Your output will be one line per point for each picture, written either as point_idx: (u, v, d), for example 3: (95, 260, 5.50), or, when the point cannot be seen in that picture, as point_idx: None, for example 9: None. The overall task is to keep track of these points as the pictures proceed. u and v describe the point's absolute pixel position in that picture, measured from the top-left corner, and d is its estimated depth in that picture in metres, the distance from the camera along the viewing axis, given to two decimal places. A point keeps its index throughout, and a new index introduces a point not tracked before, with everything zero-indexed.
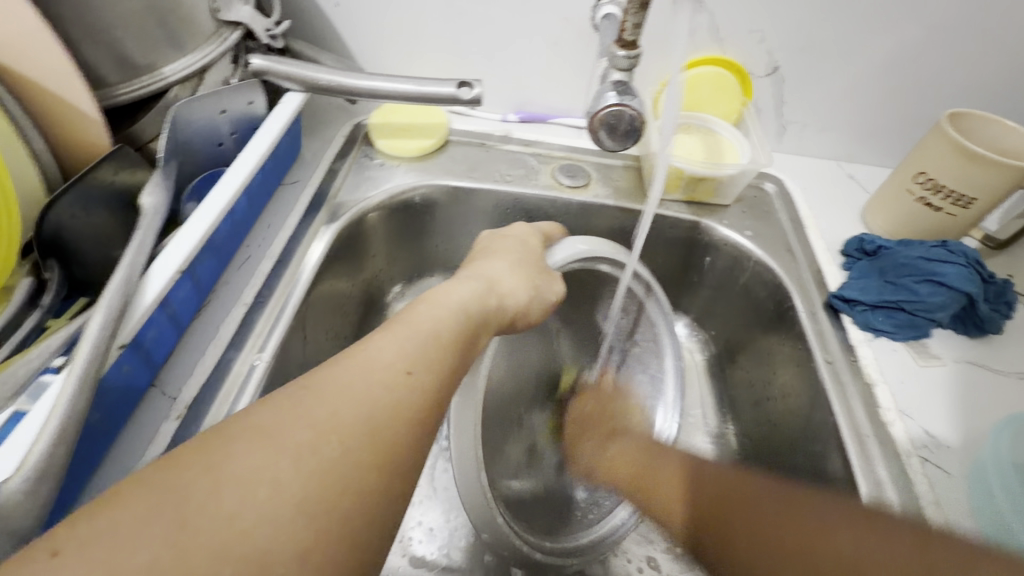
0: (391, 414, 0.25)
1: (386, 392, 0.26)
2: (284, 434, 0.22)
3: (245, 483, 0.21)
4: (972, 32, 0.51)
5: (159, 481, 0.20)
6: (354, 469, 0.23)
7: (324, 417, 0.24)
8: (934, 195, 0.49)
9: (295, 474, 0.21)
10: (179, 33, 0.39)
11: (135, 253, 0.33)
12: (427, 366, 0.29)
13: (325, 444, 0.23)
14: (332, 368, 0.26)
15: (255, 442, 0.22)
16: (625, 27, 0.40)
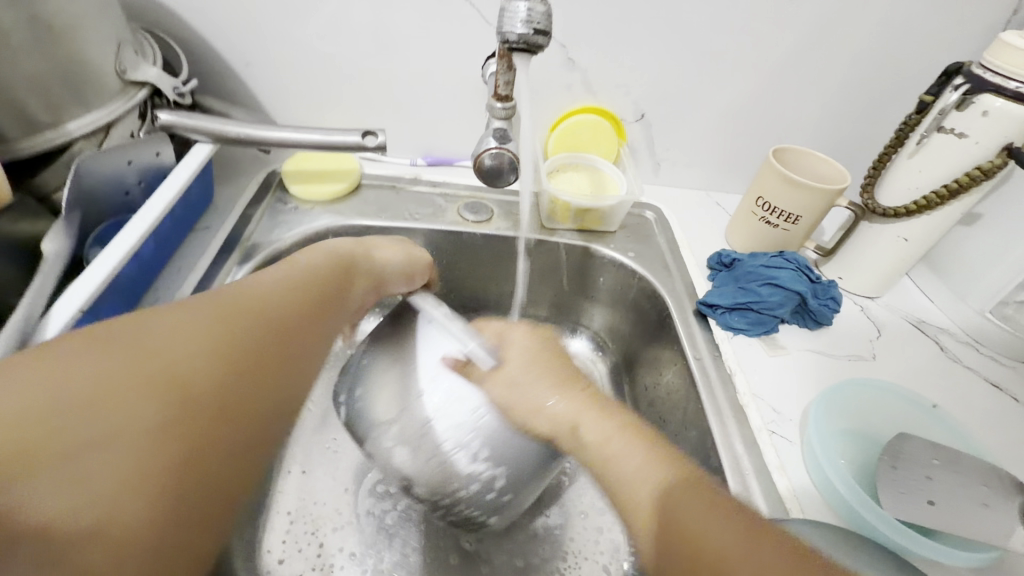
0: (278, 325, 0.36)
1: (315, 298, 0.38)
2: (150, 324, 0.31)
3: (138, 350, 0.30)
4: (788, 85, 0.63)
5: (92, 338, 0.29)
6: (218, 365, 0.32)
7: (226, 313, 0.34)
8: (771, 215, 0.60)
9: (157, 345, 0.30)
10: (84, 92, 0.42)
11: (36, 296, 0.35)
12: (319, 299, 0.38)
13: (211, 337, 0.32)
14: (251, 286, 0.36)
15: (144, 327, 0.31)
16: (499, 84, 0.47)
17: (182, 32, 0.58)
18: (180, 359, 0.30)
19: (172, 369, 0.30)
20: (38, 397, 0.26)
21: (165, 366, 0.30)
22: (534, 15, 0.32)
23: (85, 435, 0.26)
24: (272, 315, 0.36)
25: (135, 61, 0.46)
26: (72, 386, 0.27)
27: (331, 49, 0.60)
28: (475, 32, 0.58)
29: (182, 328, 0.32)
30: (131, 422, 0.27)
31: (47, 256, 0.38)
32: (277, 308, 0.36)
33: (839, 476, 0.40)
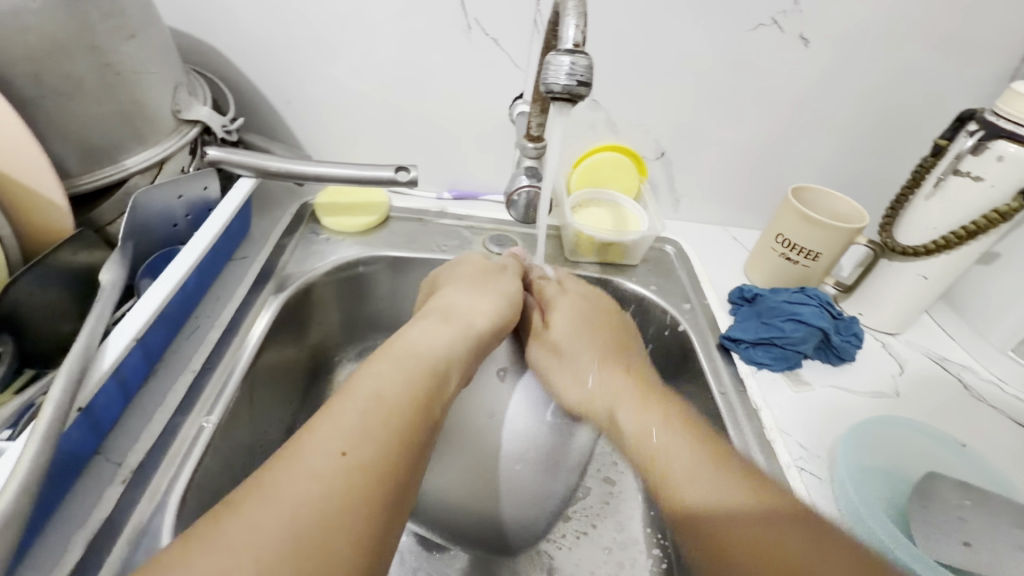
0: (412, 406, 0.32)
1: (432, 373, 0.35)
2: (309, 454, 0.27)
3: (308, 485, 0.26)
4: (805, 127, 0.65)
5: (260, 494, 0.25)
6: (391, 460, 0.29)
7: (373, 414, 0.30)
8: (791, 252, 0.61)
9: (330, 477, 0.26)
10: (143, 131, 0.45)
11: (95, 324, 0.36)
12: (435, 368, 0.35)
13: (380, 444, 0.29)
14: (365, 380, 0.32)
15: (306, 463, 0.27)
16: (531, 125, 0.49)
17: (228, 72, 0.61)
18: (392, 427, 0.30)
19: (395, 432, 0.30)
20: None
21: (390, 434, 0.29)
22: (578, 68, 0.34)
23: (368, 496, 0.26)
24: (437, 368, 0.36)
25: (189, 101, 0.48)
26: (330, 473, 0.26)
27: (367, 88, 0.63)
28: (505, 75, 0.61)
29: (382, 394, 0.32)
30: (362, 499, 0.26)
31: (104, 286, 0.40)
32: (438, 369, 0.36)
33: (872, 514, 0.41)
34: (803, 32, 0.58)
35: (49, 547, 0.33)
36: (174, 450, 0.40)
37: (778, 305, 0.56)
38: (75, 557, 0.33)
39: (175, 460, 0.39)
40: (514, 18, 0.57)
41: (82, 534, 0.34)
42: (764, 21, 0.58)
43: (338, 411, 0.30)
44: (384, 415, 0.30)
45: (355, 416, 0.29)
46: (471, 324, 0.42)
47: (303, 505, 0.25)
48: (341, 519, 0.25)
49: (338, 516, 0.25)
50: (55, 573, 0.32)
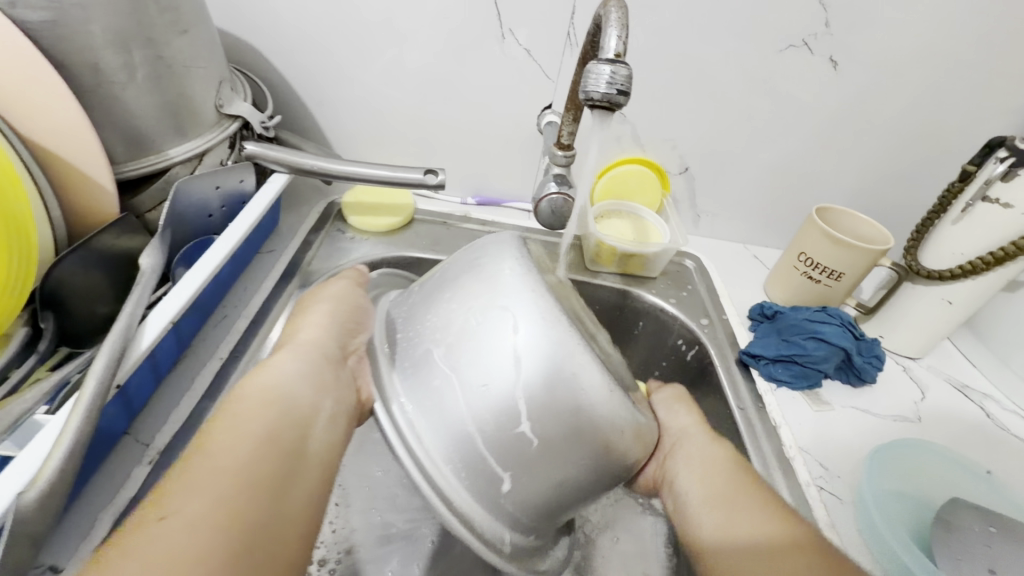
0: (287, 431, 0.33)
1: (310, 398, 0.36)
2: (187, 502, 0.28)
3: (180, 533, 0.27)
4: (830, 149, 0.66)
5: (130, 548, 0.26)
6: (257, 489, 0.30)
7: (247, 449, 0.31)
8: (813, 270, 0.61)
9: (200, 519, 0.28)
10: (187, 123, 0.46)
11: (136, 305, 0.37)
12: (318, 393, 0.37)
13: (248, 478, 0.30)
14: (238, 409, 0.33)
15: (181, 515, 0.27)
16: (562, 134, 0.50)
17: (267, 71, 0.63)
18: (251, 459, 0.31)
19: (238, 472, 0.30)
20: None
21: (231, 476, 0.30)
22: (618, 77, 0.34)
23: (237, 526, 0.28)
24: (284, 400, 0.35)
25: (231, 97, 0.50)
26: (188, 520, 0.27)
27: (399, 92, 0.64)
28: (536, 85, 0.62)
29: (225, 440, 0.31)
30: (226, 542, 0.27)
31: (143, 270, 0.41)
32: (290, 398, 0.35)
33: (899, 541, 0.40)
34: (833, 54, 0.59)
35: (79, 521, 0.34)
36: None
37: (799, 323, 0.56)
38: (104, 532, 0.34)
39: None
40: (549, 30, 0.58)
41: (110, 511, 0.35)
42: (796, 43, 0.58)
43: (211, 453, 0.31)
44: (229, 463, 0.30)
45: (193, 478, 0.29)
46: (323, 343, 0.40)
47: (177, 544, 0.26)
48: (212, 545, 0.27)
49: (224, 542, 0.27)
50: (85, 546, 0.33)
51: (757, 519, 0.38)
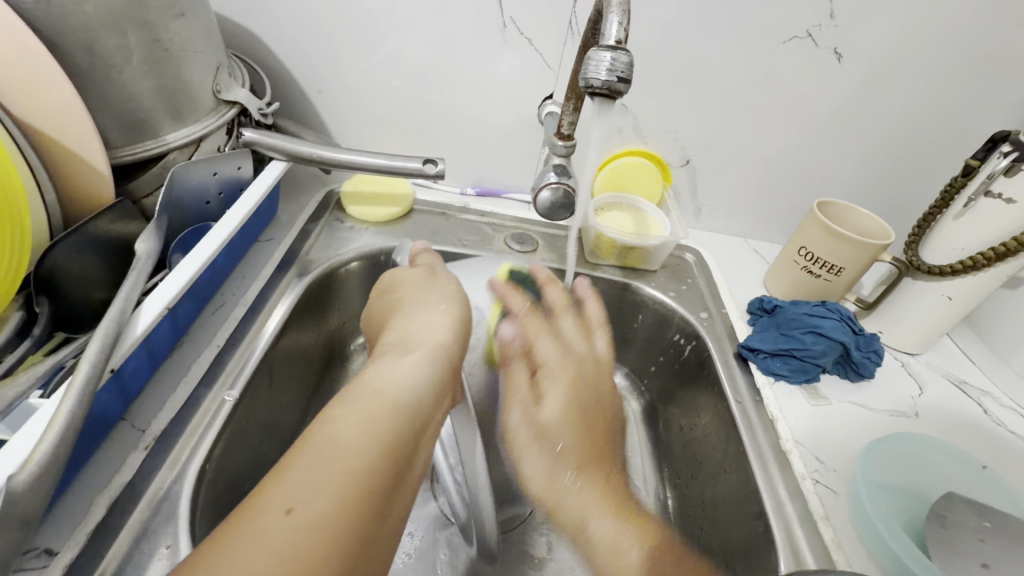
0: (391, 441, 0.29)
1: (408, 402, 0.32)
2: (273, 523, 0.23)
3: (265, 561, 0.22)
4: (832, 143, 0.65)
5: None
6: (353, 508, 0.25)
7: (344, 457, 0.27)
8: (813, 265, 0.61)
9: (289, 545, 0.23)
10: (185, 108, 0.46)
11: (130, 290, 0.37)
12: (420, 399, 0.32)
13: (346, 495, 0.26)
14: (335, 412, 0.29)
15: (266, 537, 0.23)
16: (562, 124, 0.50)
17: (266, 58, 0.62)
18: (359, 464, 0.27)
19: (359, 474, 0.27)
20: None
21: (347, 466, 0.27)
22: (618, 64, 0.34)
23: (354, 521, 0.25)
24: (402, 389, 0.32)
25: (229, 82, 0.49)
26: (319, 510, 0.24)
27: (399, 81, 0.63)
28: (537, 74, 0.61)
29: (351, 429, 0.28)
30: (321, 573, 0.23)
31: (140, 255, 0.40)
32: (411, 393, 0.32)
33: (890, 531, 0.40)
34: (837, 46, 0.58)
35: (74, 505, 0.34)
36: (196, 421, 0.40)
37: (798, 317, 0.56)
38: (99, 517, 0.34)
39: (196, 432, 0.40)
40: (550, 19, 0.57)
41: (106, 495, 0.35)
42: (800, 34, 0.58)
43: (306, 463, 0.26)
44: (339, 458, 0.27)
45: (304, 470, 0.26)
46: (447, 346, 0.38)
47: (297, 528, 0.23)
48: (331, 532, 0.24)
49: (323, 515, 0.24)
50: (79, 530, 0.33)
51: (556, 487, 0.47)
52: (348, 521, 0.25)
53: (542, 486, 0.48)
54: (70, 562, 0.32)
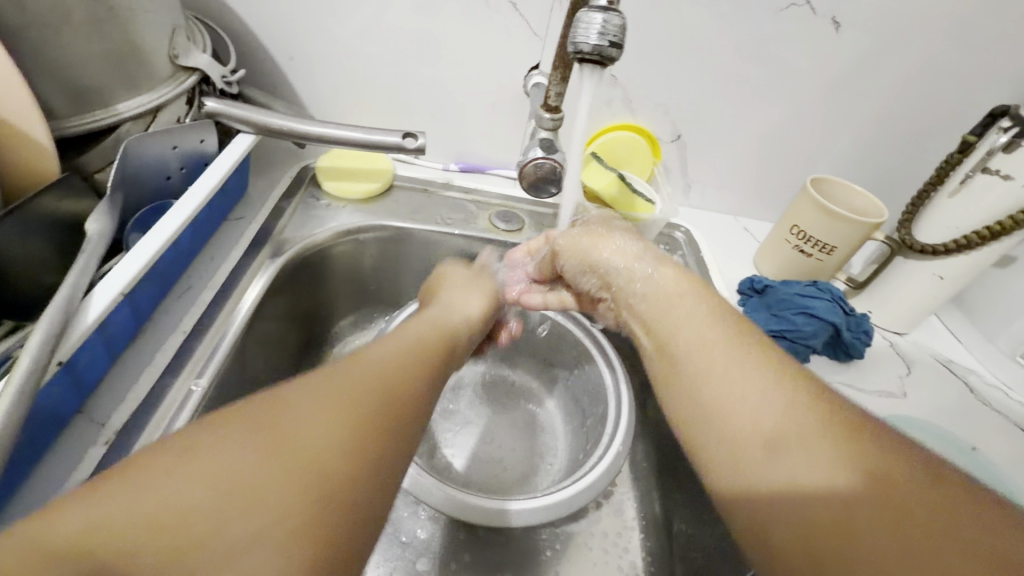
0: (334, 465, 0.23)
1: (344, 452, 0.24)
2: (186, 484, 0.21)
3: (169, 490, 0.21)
4: (826, 117, 0.63)
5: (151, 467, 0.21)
6: (286, 514, 0.21)
7: (258, 459, 0.22)
8: (806, 244, 0.59)
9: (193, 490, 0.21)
10: (137, 75, 0.42)
11: (80, 274, 0.34)
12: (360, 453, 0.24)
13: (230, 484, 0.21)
14: (278, 396, 0.25)
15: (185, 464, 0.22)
16: (550, 95, 0.46)
17: (230, 21, 0.58)
18: (218, 488, 0.21)
19: (258, 486, 0.21)
20: (109, 518, 0.20)
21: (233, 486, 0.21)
22: (610, 27, 0.32)
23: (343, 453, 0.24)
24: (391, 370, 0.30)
25: (187, 47, 0.45)
26: (256, 457, 0.22)
27: (375, 48, 0.59)
28: (521, 43, 0.58)
29: (307, 408, 0.25)
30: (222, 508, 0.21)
31: (90, 235, 0.37)
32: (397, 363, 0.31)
33: None
34: (836, 14, 0.56)
35: (27, 507, 0.32)
36: (161, 414, 0.38)
37: (789, 298, 0.54)
38: None
39: (162, 424, 0.37)
40: None
41: (62, 496, 0.32)
42: (797, 2, 0.55)
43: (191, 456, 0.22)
44: (315, 429, 0.24)
45: (214, 450, 0.22)
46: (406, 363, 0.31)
47: (220, 472, 0.22)
48: (201, 506, 0.21)
49: (228, 523, 0.20)
50: None
51: (747, 376, 0.29)
52: (269, 504, 0.21)
53: (683, 352, 0.33)
54: None
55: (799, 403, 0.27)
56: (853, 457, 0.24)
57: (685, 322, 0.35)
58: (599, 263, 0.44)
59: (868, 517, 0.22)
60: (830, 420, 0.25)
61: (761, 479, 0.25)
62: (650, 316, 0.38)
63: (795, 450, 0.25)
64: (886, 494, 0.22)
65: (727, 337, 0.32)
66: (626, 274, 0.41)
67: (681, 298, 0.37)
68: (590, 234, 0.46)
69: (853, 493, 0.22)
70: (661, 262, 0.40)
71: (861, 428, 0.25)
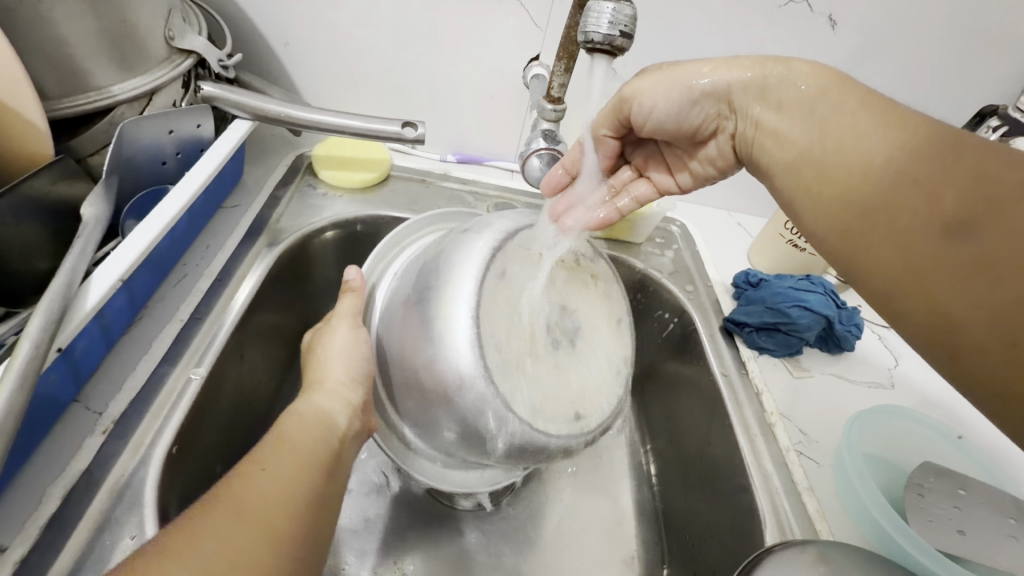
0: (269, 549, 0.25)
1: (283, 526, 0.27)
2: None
3: None
4: None
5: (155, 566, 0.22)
6: None
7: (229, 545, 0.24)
8: (801, 239, 0.60)
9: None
10: (131, 56, 0.41)
11: (76, 261, 0.34)
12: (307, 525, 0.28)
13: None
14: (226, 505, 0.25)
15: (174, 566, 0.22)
16: (553, 85, 0.46)
17: (224, 4, 0.56)
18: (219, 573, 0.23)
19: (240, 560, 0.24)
20: None
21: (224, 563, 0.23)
22: (621, 16, 0.32)
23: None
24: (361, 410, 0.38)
25: (183, 29, 0.44)
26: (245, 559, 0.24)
27: (373, 35, 0.59)
28: (523, 34, 0.58)
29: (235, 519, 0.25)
30: None
31: (86, 221, 0.37)
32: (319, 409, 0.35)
33: (881, 512, 0.40)
34: (833, 12, 0.56)
35: (23, 496, 0.31)
36: (160, 403, 0.37)
37: (784, 291, 0.55)
38: (51, 510, 0.31)
39: (161, 413, 0.36)
40: None
41: (60, 485, 0.32)
42: None
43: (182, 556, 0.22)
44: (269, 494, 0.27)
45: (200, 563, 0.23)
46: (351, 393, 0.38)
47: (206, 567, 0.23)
48: None
49: None
50: (30, 525, 0.30)
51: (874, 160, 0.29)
52: None
53: (797, 146, 0.34)
54: (21, 558, 0.29)
55: (919, 165, 0.27)
56: (980, 195, 0.24)
57: (801, 114, 0.34)
58: (706, 89, 0.38)
59: (989, 246, 0.24)
60: (956, 170, 0.26)
61: (891, 246, 0.28)
62: (792, 130, 0.34)
63: (914, 193, 0.27)
64: (989, 221, 0.24)
65: (885, 123, 0.29)
66: (753, 76, 0.36)
67: (805, 88, 0.34)
68: (692, 60, 0.39)
69: (980, 227, 0.24)
70: (793, 61, 0.35)
71: (986, 168, 0.25)
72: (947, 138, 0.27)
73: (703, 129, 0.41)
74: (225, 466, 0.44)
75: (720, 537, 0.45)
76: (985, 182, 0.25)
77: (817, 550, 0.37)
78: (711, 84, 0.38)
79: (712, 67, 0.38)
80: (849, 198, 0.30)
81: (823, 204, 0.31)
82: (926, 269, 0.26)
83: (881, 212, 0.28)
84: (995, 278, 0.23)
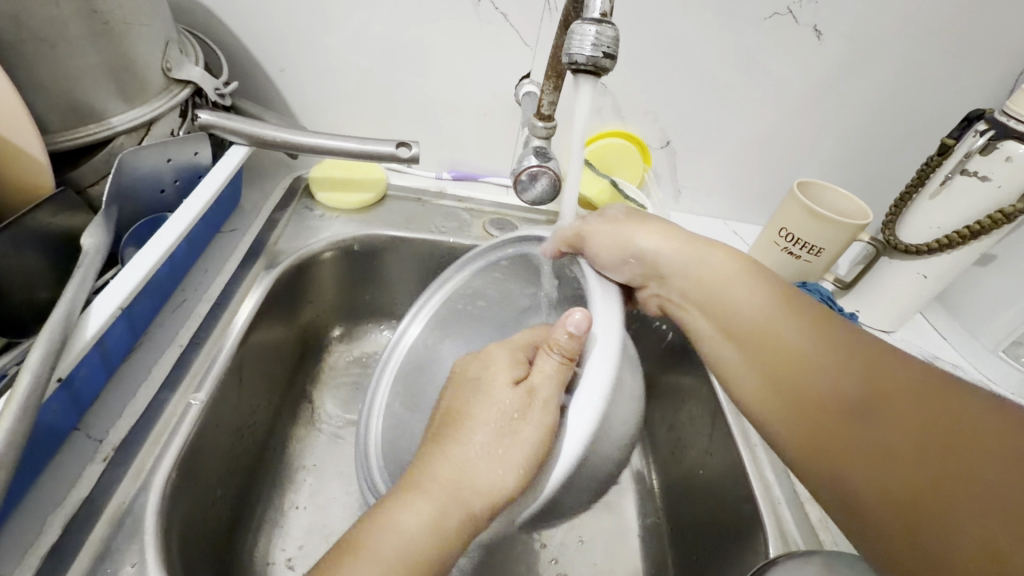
0: None
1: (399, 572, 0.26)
2: None
3: None
4: (814, 121, 0.64)
5: None
6: None
7: None
8: (793, 246, 0.58)
9: None
10: (131, 88, 0.42)
11: (77, 290, 0.34)
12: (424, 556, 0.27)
13: None
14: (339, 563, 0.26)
15: None
16: (543, 104, 0.47)
17: (221, 33, 0.58)
18: None
19: None
20: None
21: None
22: (604, 38, 0.33)
23: None
24: (484, 470, 0.29)
25: (180, 60, 0.45)
26: None
27: (365, 59, 0.60)
28: (513, 53, 0.59)
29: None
30: None
31: (86, 250, 0.37)
32: (482, 467, 0.29)
33: None
34: (818, 23, 0.57)
35: (25, 526, 0.31)
36: (160, 428, 0.37)
37: None
38: (52, 539, 0.31)
39: (161, 439, 0.37)
40: None
41: (62, 513, 0.32)
42: (780, 11, 0.56)
43: None
44: None
45: None
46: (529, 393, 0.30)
47: None
48: None
49: None
50: (31, 554, 0.30)
51: (847, 363, 0.32)
52: None
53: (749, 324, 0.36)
54: None
55: (904, 392, 0.29)
56: (932, 437, 0.26)
57: (752, 293, 0.37)
58: (641, 252, 0.40)
59: (940, 493, 0.25)
60: (939, 396, 0.28)
61: (855, 476, 0.28)
62: (737, 313, 0.37)
63: (909, 402, 0.28)
64: (942, 487, 0.25)
65: (826, 332, 0.34)
66: (688, 256, 0.40)
67: (738, 282, 0.38)
68: (639, 224, 0.41)
69: (933, 471, 0.25)
70: (721, 249, 0.40)
71: (959, 416, 0.26)
72: (923, 384, 0.29)
73: (629, 286, 0.42)
74: (226, 488, 0.44)
75: (724, 549, 0.45)
76: (940, 425, 0.26)
77: (822, 561, 0.35)
78: (656, 255, 0.40)
79: (652, 227, 0.41)
80: (816, 407, 0.32)
81: (781, 395, 0.34)
82: (895, 493, 0.26)
83: (843, 411, 0.31)
84: (951, 513, 0.24)
